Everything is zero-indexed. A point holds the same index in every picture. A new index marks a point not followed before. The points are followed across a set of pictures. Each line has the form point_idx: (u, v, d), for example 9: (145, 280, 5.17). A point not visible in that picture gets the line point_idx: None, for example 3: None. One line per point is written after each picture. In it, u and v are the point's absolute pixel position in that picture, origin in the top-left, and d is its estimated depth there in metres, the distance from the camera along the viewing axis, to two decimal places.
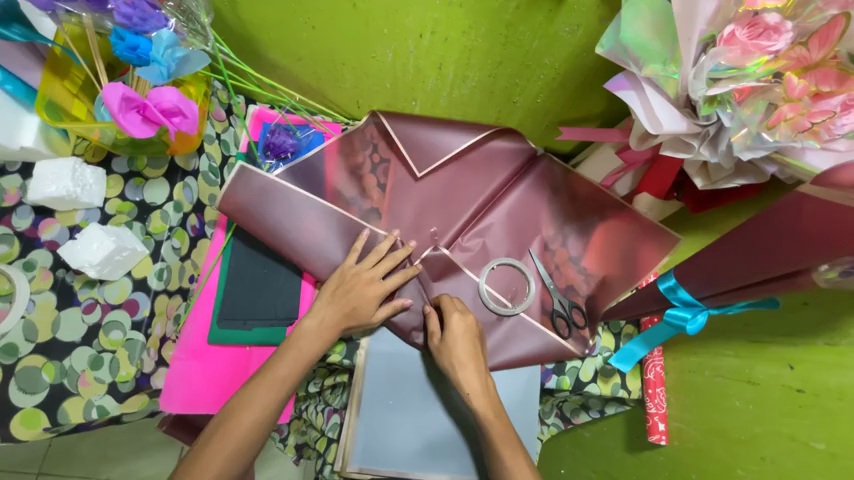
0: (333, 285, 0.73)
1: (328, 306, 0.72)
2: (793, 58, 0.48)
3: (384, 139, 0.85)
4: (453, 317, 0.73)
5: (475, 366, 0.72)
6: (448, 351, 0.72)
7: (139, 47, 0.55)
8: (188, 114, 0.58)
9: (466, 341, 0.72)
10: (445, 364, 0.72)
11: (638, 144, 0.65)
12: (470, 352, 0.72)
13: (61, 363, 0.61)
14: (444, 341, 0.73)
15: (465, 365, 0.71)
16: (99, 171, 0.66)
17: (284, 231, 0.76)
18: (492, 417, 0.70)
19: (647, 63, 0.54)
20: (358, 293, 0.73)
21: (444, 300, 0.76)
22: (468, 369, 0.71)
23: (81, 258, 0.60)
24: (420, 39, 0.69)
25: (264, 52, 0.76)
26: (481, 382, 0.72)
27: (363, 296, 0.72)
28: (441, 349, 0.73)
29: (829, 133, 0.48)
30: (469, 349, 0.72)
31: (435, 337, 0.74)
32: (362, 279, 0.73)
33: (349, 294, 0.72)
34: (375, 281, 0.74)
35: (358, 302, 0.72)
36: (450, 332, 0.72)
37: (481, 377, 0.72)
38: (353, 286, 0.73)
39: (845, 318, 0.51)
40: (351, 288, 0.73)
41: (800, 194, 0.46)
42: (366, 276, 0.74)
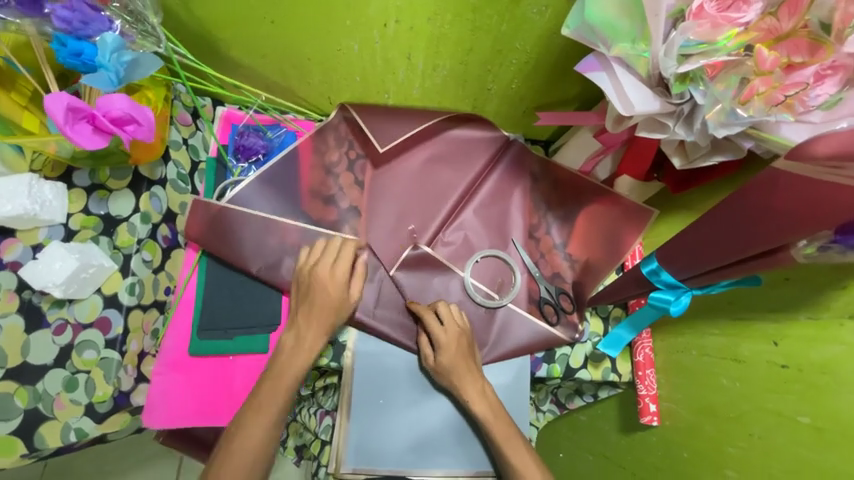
0: (300, 292, 0.71)
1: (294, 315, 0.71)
2: (763, 30, 0.47)
3: (357, 135, 0.82)
4: (437, 331, 0.73)
5: (472, 375, 0.73)
6: (448, 370, 0.73)
7: (83, 52, 0.52)
8: (142, 122, 0.54)
9: (460, 356, 0.73)
10: (447, 383, 0.74)
11: (614, 126, 0.63)
12: (466, 367, 0.73)
13: (34, 387, 0.59)
14: (440, 363, 0.73)
15: (463, 377, 0.73)
16: (59, 186, 0.63)
17: (256, 253, 0.74)
18: (491, 417, 0.72)
19: (616, 43, 0.53)
20: (319, 296, 0.70)
21: (425, 317, 0.74)
22: (465, 376, 0.73)
23: (44, 278, 0.58)
24: (385, 29, 0.67)
25: (225, 52, 0.73)
26: (479, 386, 0.73)
27: (325, 291, 0.70)
28: (439, 370, 0.74)
29: (804, 105, 0.47)
30: (463, 358, 0.73)
31: (429, 357, 0.74)
32: (323, 279, 0.71)
33: (311, 298, 0.70)
34: (331, 274, 0.71)
35: (323, 299, 0.70)
36: (443, 353, 0.72)
37: (478, 382, 0.74)
38: (312, 289, 0.70)
39: (828, 292, 0.50)
40: (309, 287, 0.71)
41: (775, 168, 0.46)
42: (323, 269, 0.71)
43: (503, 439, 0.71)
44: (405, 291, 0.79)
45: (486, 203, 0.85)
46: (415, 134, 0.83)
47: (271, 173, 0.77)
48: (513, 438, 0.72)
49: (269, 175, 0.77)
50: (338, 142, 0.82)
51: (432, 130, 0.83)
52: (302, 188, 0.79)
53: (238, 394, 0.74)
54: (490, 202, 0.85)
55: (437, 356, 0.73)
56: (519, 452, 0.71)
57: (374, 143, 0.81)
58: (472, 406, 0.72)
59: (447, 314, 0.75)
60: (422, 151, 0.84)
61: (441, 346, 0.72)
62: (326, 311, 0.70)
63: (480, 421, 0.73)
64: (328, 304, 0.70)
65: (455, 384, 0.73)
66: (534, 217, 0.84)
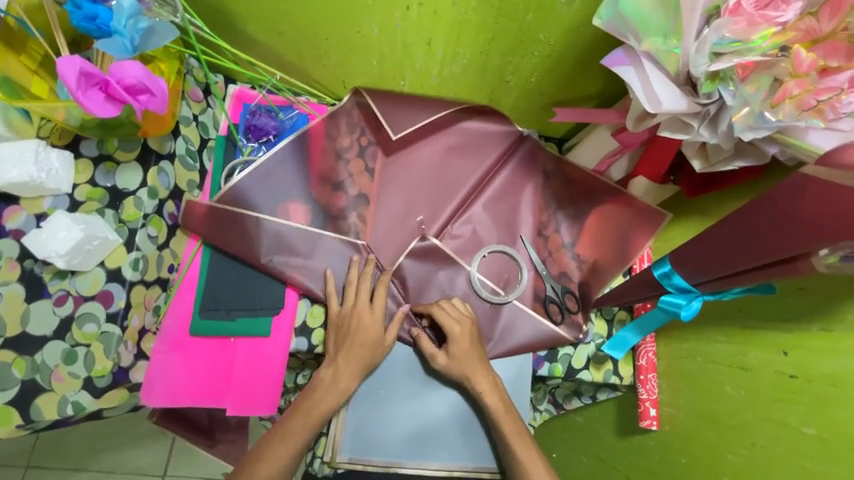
0: (341, 335, 0.71)
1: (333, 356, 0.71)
2: (801, 30, 0.45)
3: (371, 121, 0.81)
4: (451, 328, 0.72)
5: (484, 369, 0.73)
6: (458, 365, 0.72)
7: (98, 16, 0.51)
8: (156, 92, 0.53)
9: (471, 349, 0.73)
10: (457, 377, 0.73)
11: (635, 125, 0.62)
12: (475, 358, 0.73)
13: (32, 358, 0.58)
14: (451, 355, 0.72)
15: (473, 371, 0.72)
16: (65, 155, 0.61)
17: (263, 237, 0.73)
18: (503, 410, 0.72)
19: (647, 37, 0.52)
20: (356, 338, 0.71)
21: (435, 314, 0.73)
22: (476, 368, 0.72)
23: (48, 247, 0.57)
24: (407, 12, 0.65)
25: (242, 27, 0.71)
26: (489, 378, 0.73)
27: (364, 333, 0.71)
28: (450, 365, 0.73)
29: (835, 111, 0.46)
30: (475, 351, 0.73)
31: (440, 357, 0.73)
32: (362, 316, 0.71)
33: (348, 337, 0.71)
34: (368, 308, 0.72)
35: (362, 338, 0.71)
36: (456, 345, 0.72)
37: (489, 374, 0.73)
38: (352, 328, 0.71)
39: (845, 303, 0.50)
40: (348, 331, 0.71)
41: (804, 175, 0.45)
42: (361, 308, 0.72)
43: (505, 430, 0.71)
44: (408, 282, 0.78)
45: (497, 198, 0.84)
46: (422, 127, 0.81)
47: (281, 155, 0.75)
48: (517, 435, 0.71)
49: (279, 156, 0.75)
50: (351, 127, 0.80)
51: (445, 122, 0.82)
52: (312, 172, 0.77)
53: (239, 375, 0.73)
54: (502, 197, 0.84)
55: (448, 352, 0.73)
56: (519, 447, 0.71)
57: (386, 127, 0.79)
58: (484, 399, 0.72)
59: (446, 309, 0.73)
60: (435, 141, 0.83)
61: (454, 339, 0.72)
62: (364, 348, 0.71)
63: (490, 412, 0.72)
64: (364, 346, 0.71)
65: (466, 376, 0.72)
66: (544, 214, 0.83)
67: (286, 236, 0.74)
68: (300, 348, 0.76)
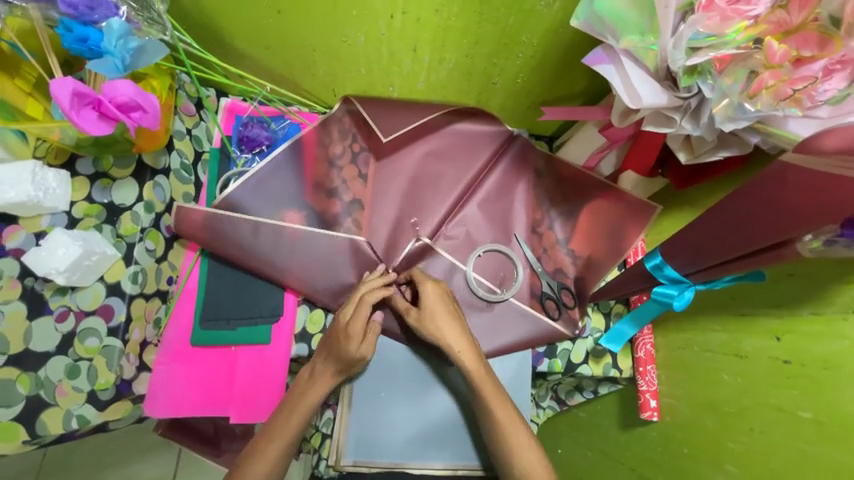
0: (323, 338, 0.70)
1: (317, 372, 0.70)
2: (773, 23, 0.46)
3: (362, 127, 0.82)
4: (425, 286, 0.72)
5: (456, 323, 0.71)
6: (430, 320, 0.70)
7: (89, 38, 0.52)
8: (148, 108, 0.54)
9: (441, 301, 0.71)
10: (429, 335, 0.70)
11: (621, 121, 0.63)
12: (448, 310, 0.71)
13: (36, 374, 0.59)
14: (422, 311, 0.71)
15: (442, 322, 0.70)
16: (62, 174, 0.63)
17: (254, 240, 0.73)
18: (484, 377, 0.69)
19: (624, 35, 0.53)
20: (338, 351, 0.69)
21: (412, 275, 0.74)
22: (449, 324, 0.70)
23: (47, 264, 0.58)
24: (392, 20, 0.67)
25: (230, 41, 0.72)
26: (465, 336, 0.70)
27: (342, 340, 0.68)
28: (421, 319, 0.70)
29: (812, 100, 0.47)
30: (446, 307, 0.71)
31: (412, 311, 0.72)
32: (342, 325, 0.68)
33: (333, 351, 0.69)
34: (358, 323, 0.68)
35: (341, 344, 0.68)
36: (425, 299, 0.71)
37: (465, 332, 0.71)
38: (335, 338, 0.68)
39: (832, 287, 0.51)
40: (332, 337, 0.69)
41: (783, 162, 0.46)
42: (345, 319, 0.69)
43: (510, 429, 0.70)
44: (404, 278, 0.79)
45: (489, 198, 0.85)
46: (417, 127, 0.82)
47: (274, 164, 0.76)
48: (518, 433, 0.68)
49: (271, 166, 0.76)
50: (343, 135, 0.82)
51: (433, 125, 0.83)
52: (305, 180, 0.78)
53: (241, 383, 0.74)
54: (494, 197, 0.85)
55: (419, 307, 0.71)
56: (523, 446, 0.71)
57: (377, 131, 0.81)
58: (459, 357, 0.69)
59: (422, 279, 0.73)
60: (427, 144, 0.84)
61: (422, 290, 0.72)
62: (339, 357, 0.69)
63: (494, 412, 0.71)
64: (344, 357, 0.68)
65: (436, 330, 0.70)
66: (537, 212, 0.84)
67: (280, 239, 0.74)
68: (300, 354, 0.76)
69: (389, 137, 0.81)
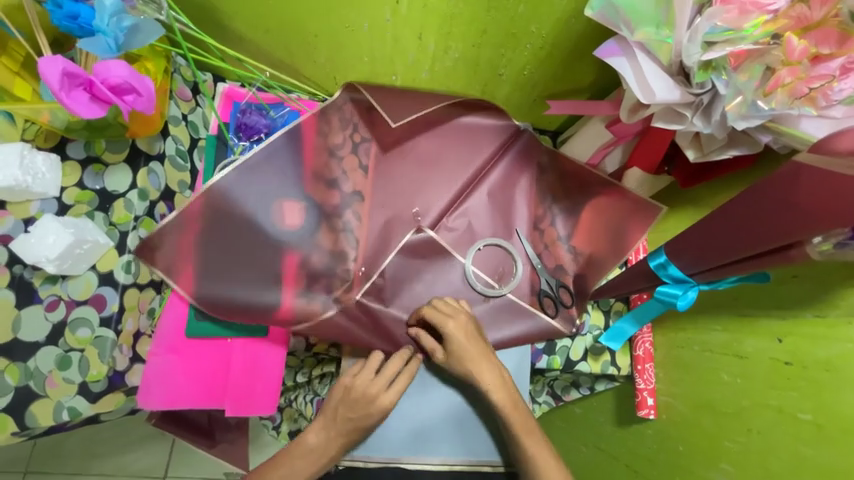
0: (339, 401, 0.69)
1: (331, 421, 0.70)
2: (793, 18, 0.45)
3: (364, 117, 0.78)
4: (449, 327, 0.69)
5: (489, 363, 0.70)
6: (458, 362, 0.70)
7: (80, 15, 0.50)
8: (142, 92, 0.52)
9: (473, 344, 0.70)
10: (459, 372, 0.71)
11: (629, 117, 0.62)
12: (480, 351, 0.70)
13: (25, 363, 0.57)
14: (450, 352, 0.70)
15: (473, 360, 0.69)
16: (52, 158, 0.60)
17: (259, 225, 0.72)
18: (510, 405, 0.70)
19: (639, 27, 0.52)
20: (365, 407, 0.69)
21: (430, 313, 0.71)
22: (482, 367, 0.70)
23: (36, 252, 0.56)
24: (397, 7, 0.65)
25: (229, 24, 0.69)
26: (496, 373, 0.71)
27: (367, 407, 0.69)
28: (451, 358, 0.70)
29: (827, 99, 0.46)
30: (476, 347, 0.70)
31: (437, 351, 0.72)
32: (364, 389, 0.69)
33: (356, 407, 0.69)
34: (374, 387, 0.69)
35: (367, 408, 0.69)
36: (453, 343, 0.69)
37: (495, 370, 0.71)
38: (358, 405, 0.69)
39: (838, 289, 0.50)
40: (353, 404, 0.69)
41: (798, 163, 0.45)
42: (361, 385, 0.69)
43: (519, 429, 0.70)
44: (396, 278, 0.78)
45: (493, 192, 0.83)
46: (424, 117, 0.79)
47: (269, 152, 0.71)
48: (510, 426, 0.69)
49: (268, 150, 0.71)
50: (343, 123, 0.77)
51: (439, 116, 0.80)
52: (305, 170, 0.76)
53: (239, 375, 0.73)
54: (498, 192, 0.84)
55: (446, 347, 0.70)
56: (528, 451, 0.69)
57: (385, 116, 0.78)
58: (492, 396, 0.70)
59: (443, 305, 0.71)
60: (432, 136, 0.81)
61: (449, 335, 0.69)
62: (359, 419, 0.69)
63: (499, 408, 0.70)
64: (375, 409, 0.69)
65: (468, 370, 0.70)
66: (539, 208, 0.83)
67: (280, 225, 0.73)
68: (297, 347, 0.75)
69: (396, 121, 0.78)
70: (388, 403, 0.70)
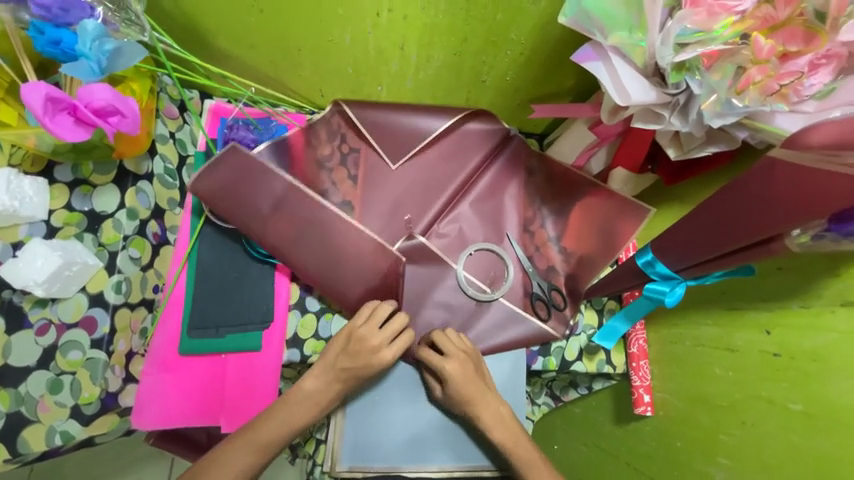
0: (339, 350, 0.69)
1: (329, 366, 0.68)
2: (759, 18, 0.47)
3: (351, 128, 0.80)
4: (450, 366, 0.70)
5: (488, 399, 0.72)
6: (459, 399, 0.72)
7: (62, 40, 0.51)
8: (126, 113, 0.52)
9: (471, 382, 0.71)
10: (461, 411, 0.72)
11: (610, 118, 0.63)
12: (479, 388, 0.71)
13: (16, 389, 0.56)
14: (450, 395, 0.72)
15: (473, 400, 0.71)
16: (39, 181, 0.60)
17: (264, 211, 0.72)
18: (510, 441, 0.71)
19: (613, 31, 0.53)
20: (365, 358, 0.68)
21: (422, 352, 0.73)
22: (481, 405, 0.71)
23: (24, 276, 0.56)
24: (378, 18, 0.66)
25: (213, 42, 0.70)
26: (495, 409, 0.72)
27: (368, 357, 0.68)
28: (451, 400, 0.72)
29: (798, 94, 0.47)
30: (475, 388, 0.71)
31: (437, 390, 0.74)
32: (366, 339, 0.68)
33: (356, 357, 0.68)
34: (377, 339, 0.68)
35: (367, 358, 0.68)
36: (454, 386, 0.70)
37: (494, 405, 0.72)
38: (357, 352, 0.68)
39: (820, 280, 0.51)
40: (355, 352, 0.68)
41: (772, 158, 0.46)
42: (364, 333, 0.68)
43: (510, 437, 0.71)
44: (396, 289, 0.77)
45: (482, 197, 0.84)
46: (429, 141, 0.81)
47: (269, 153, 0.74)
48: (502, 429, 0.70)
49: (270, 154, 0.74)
50: (331, 136, 0.80)
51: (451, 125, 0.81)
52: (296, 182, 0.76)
53: (232, 390, 0.73)
54: (487, 197, 0.84)
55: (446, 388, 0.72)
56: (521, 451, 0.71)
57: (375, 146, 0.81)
58: (489, 432, 0.71)
59: (446, 340, 0.72)
60: (427, 149, 0.82)
61: (451, 378, 0.70)
62: (359, 369, 0.68)
63: (493, 433, 0.71)
64: (375, 361, 0.68)
65: (469, 411, 0.71)
66: (529, 210, 0.84)
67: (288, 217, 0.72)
68: (293, 360, 0.75)
69: (397, 162, 0.81)
70: (389, 357, 0.69)
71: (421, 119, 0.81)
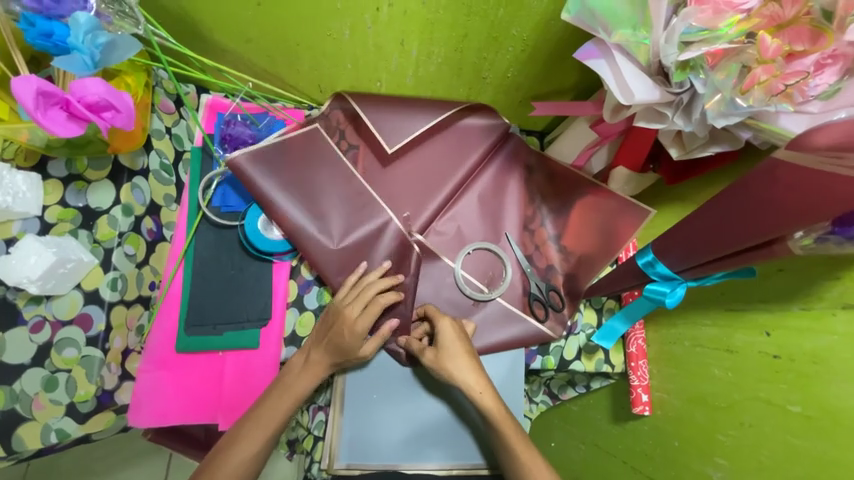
0: (324, 326, 0.69)
1: (315, 342, 0.69)
2: (765, 16, 0.46)
3: (352, 124, 0.80)
4: (441, 322, 0.70)
5: (471, 364, 0.69)
6: (450, 362, 0.68)
7: (53, 33, 0.50)
8: (121, 108, 0.51)
9: (460, 346, 0.69)
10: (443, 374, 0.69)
11: (612, 117, 0.63)
12: (462, 351, 0.69)
13: (11, 387, 0.55)
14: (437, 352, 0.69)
15: (458, 363, 0.68)
16: (32, 177, 0.59)
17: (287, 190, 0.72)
18: (501, 415, 0.68)
19: (616, 29, 0.52)
20: (339, 329, 0.67)
21: (427, 309, 0.73)
22: (466, 369, 0.68)
23: (17, 274, 0.55)
24: (378, 13, 0.65)
25: (209, 35, 0.69)
26: (482, 379, 0.69)
27: (342, 330, 0.66)
28: (437, 361, 0.69)
29: (803, 94, 0.46)
30: (463, 347, 0.69)
31: (427, 351, 0.70)
32: (344, 313, 0.67)
33: (331, 328, 0.68)
34: (355, 310, 0.67)
35: (341, 332, 0.66)
36: (443, 340, 0.69)
37: (481, 376, 0.69)
38: (333, 324, 0.68)
39: (822, 282, 0.51)
40: (331, 324, 0.68)
41: (775, 158, 0.45)
42: (346, 306, 0.68)
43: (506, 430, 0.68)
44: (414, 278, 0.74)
45: (482, 196, 0.83)
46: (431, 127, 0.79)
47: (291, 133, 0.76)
48: (498, 410, 0.68)
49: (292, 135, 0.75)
50: (329, 132, 0.79)
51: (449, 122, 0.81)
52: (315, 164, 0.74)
53: (229, 389, 0.72)
54: (487, 195, 0.84)
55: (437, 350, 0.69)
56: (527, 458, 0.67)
57: (380, 140, 0.77)
58: (478, 400, 0.68)
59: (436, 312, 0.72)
60: (427, 146, 0.82)
61: (441, 332, 0.70)
62: (339, 346, 0.67)
63: (488, 415, 0.68)
64: (347, 332, 0.66)
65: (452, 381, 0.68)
66: (529, 208, 0.83)
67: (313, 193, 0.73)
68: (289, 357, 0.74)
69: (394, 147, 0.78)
70: (361, 327, 0.66)
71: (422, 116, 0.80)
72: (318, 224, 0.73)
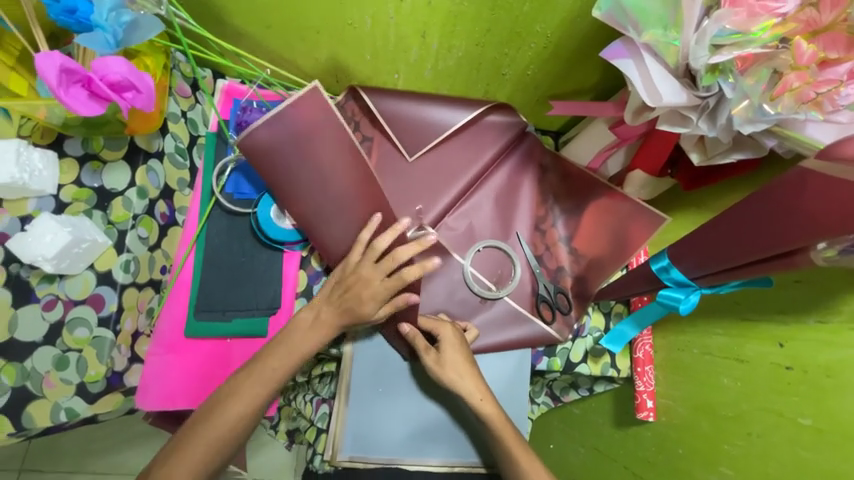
0: (336, 282, 0.66)
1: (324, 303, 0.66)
2: (802, 21, 0.45)
3: (367, 115, 0.78)
4: (443, 331, 0.70)
5: (471, 373, 0.69)
6: (449, 369, 0.68)
7: (77, 9, 0.49)
8: (142, 89, 0.51)
9: (464, 361, 0.69)
10: (444, 381, 0.69)
11: (633, 119, 0.62)
12: (461, 359, 0.69)
13: (22, 364, 0.56)
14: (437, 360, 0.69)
15: (459, 371, 0.68)
16: (49, 155, 0.59)
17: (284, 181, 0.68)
18: (499, 418, 0.68)
19: (647, 28, 0.51)
20: (356, 294, 0.64)
21: (421, 322, 0.71)
22: (466, 377, 0.68)
23: (33, 251, 0.55)
24: (401, 4, 0.64)
25: (229, 19, 0.68)
26: (481, 386, 0.69)
27: (359, 295, 0.64)
28: (437, 367, 0.68)
29: (833, 104, 0.46)
30: (463, 355, 0.69)
31: (430, 354, 0.69)
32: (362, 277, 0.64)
33: (347, 290, 0.65)
34: (375, 277, 0.64)
35: (358, 298, 0.64)
36: (444, 349, 0.69)
37: (481, 382, 0.69)
38: (348, 285, 0.65)
39: (842, 295, 0.50)
40: (347, 285, 0.65)
41: (803, 168, 0.45)
42: (363, 267, 0.65)
43: (510, 439, 0.68)
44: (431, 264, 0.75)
45: (495, 194, 0.82)
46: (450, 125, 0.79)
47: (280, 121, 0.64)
48: (501, 419, 0.68)
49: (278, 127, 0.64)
50: (344, 123, 0.79)
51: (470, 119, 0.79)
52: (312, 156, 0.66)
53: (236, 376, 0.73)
54: (501, 192, 0.83)
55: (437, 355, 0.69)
56: (527, 463, 0.67)
57: (401, 149, 0.79)
58: (478, 407, 0.68)
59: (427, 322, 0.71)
60: (447, 144, 0.80)
61: (444, 340, 0.69)
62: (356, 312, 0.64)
63: (487, 421, 0.68)
64: (366, 300, 0.64)
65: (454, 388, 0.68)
66: (541, 208, 0.83)
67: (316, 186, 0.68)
68: None
69: (414, 155, 0.79)
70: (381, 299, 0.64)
71: (439, 110, 0.79)
72: (324, 218, 0.70)
